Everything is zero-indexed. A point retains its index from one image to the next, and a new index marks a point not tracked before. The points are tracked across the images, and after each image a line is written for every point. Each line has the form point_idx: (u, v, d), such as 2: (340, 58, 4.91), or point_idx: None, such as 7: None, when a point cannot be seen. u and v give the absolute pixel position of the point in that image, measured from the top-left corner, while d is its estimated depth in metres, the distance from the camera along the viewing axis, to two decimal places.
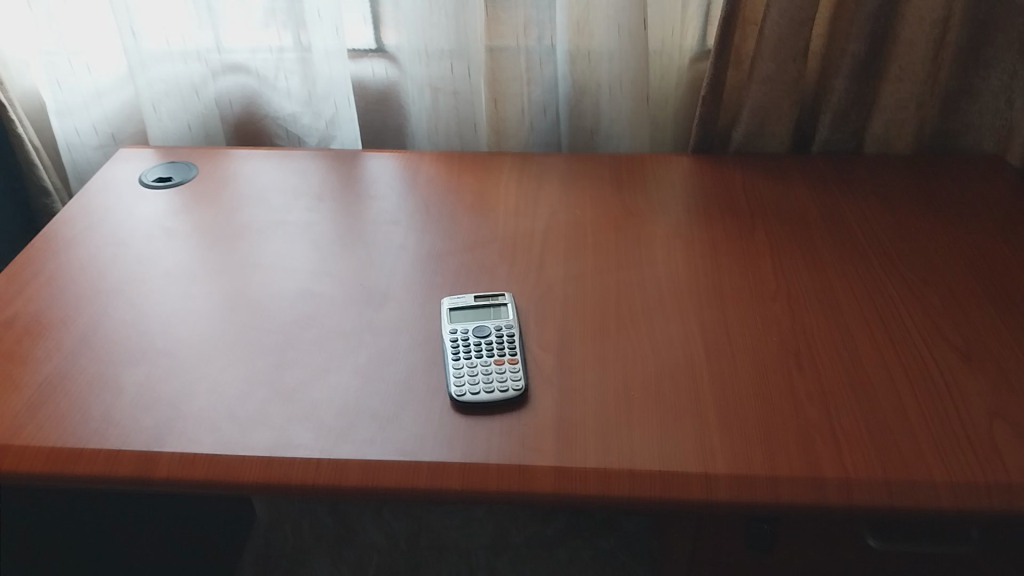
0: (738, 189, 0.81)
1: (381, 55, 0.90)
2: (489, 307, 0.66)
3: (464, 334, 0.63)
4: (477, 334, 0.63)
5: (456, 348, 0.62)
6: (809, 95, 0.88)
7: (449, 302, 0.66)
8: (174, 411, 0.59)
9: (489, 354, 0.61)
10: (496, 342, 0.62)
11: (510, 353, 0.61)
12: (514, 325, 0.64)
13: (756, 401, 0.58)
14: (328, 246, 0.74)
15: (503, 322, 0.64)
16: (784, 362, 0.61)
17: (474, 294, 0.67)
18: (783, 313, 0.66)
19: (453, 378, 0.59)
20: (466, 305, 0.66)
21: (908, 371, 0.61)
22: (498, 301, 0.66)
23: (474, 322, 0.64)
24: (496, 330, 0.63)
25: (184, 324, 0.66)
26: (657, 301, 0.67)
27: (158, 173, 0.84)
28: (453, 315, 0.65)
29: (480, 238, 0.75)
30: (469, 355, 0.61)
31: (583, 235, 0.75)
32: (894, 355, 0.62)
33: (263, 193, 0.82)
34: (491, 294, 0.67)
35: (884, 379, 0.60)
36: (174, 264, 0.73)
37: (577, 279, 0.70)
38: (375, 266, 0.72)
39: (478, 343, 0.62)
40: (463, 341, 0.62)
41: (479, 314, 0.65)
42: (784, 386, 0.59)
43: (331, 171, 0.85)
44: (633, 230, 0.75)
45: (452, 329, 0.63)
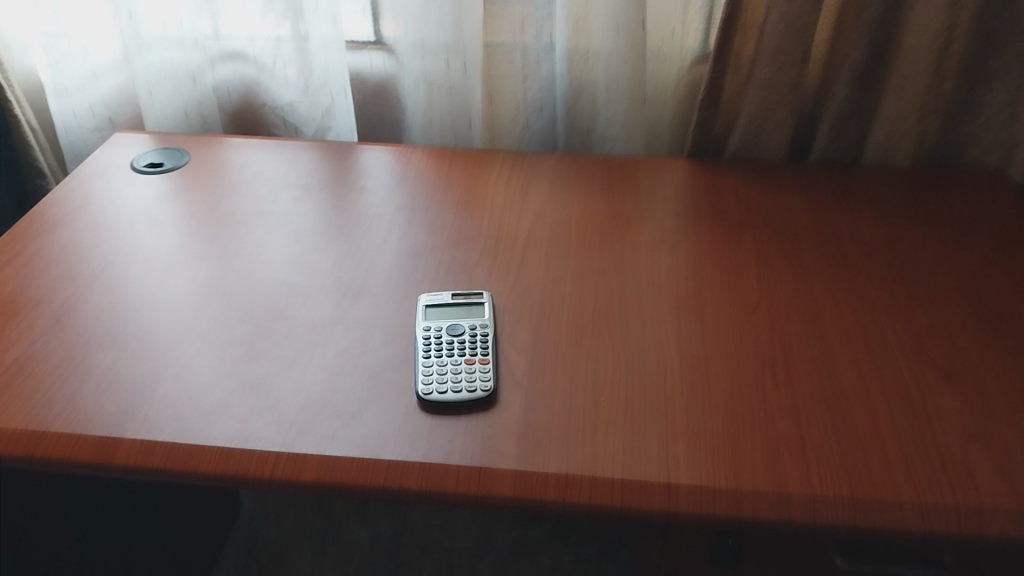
0: (731, 197, 0.79)
1: (380, 47, 0.89)
2: (466, 305, 0.65)
3: (437, 332, 0.62)
4: (451, 332, 0.62)
5: (428, 346, 0.61)
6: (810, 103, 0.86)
7: (426, 299, 0.66)
8: (140, 398, 0.59)
9: (460, 353, 0.60)
10: (469, 341, 0.62)
11: (482, 353, 0.60)
12: (489, 325, 0.63)
13: (726, 412, 0.57)
14: (311, 238, 0.74)
15: (478, 321, 0.63)
16: (759, 373, 0.60)
17: (451, 291, 0.66)
18: (763, 323, 0.64)
19: (422, 376, 0.59)
20: (443, 303, 0.65)
21: (885, 387, 0.59)
22: (475, 299, 0.66)
23: (449, 320, 0.63)
24: (470, 329, 0.62)
25: (160, 311, 0.66)
26: (636, 307, 0.66)
27: (150, 159, 0.85)
28: (428, 313, 0.64)
29: (464, 236, 0.74)
30: (440, 354, 0.60)
31: (568, 237, 0.74)
32: (873, 371, 0.61)
33: (254, 182, 0.82)
34: (470, 291, 0.67)
35: (860, 395, 0.59)
36: (157, 250, 0.73)
37: (558, 281, 0.69)
38: (356, 260, 0.71)
39: (451, 341, 0.61)
40: (436, 339, 0.61)
41: (455, 312, 0.65)
42: (757, 398, 0.58)
43: (322, 161, 0.85)
44: (619, 234, 0.74)
45: (426, 326, 0.63)
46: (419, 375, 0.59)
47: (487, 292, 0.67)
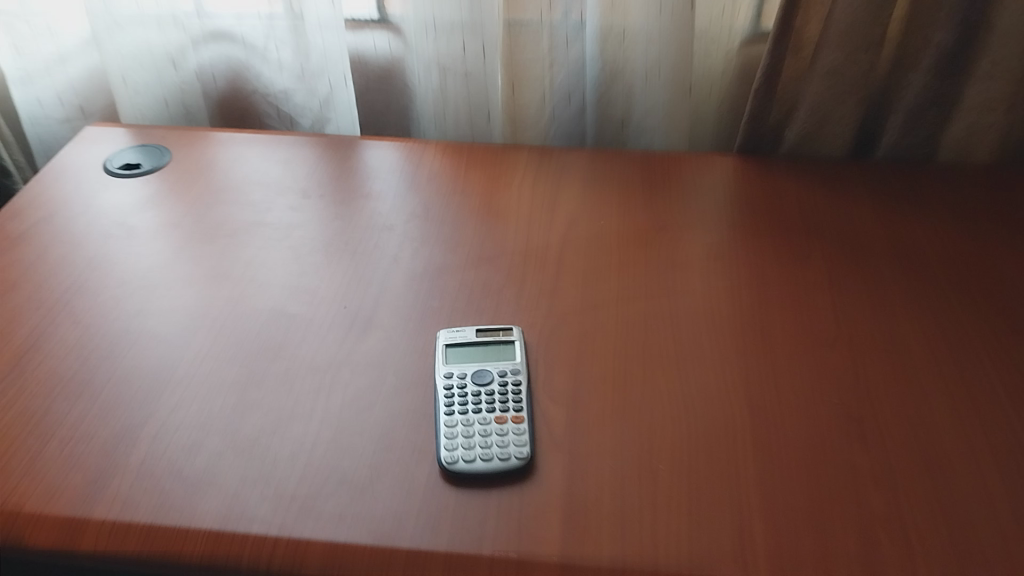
0: (790, 203, 0.69)
1: (385, 26, 0.78)
2: (492, 345, 0.56)
3: (461, 381, 0.52)
4: (477, 383, 0.53)
5: (450, 399, 0.51)
6: (878, 91, 0.75)
7: (446, 336, 0.56)
8: (110, 464, 0.49)
9: (489, 409, 0.51)
10: (499, 393, 0.52)
11: (514, 408, 0.51)
12: (521, 371, 0.53)
13: (810, 479, 0.48)
14: (311, 255, 0.64)
15: (509, 367, 0.54)
16: (844, 427, 0.51)
17: (476, 325, 0.57)
18: (842, 363, 0.55)
19: (444, 439, 0.49)
20: (466, 341, 0.56)
21: (993, 449, 0.50)
22: (504, 337, 0.56)
23: (475, 365, 0.54)
24: (499, 377, 0.53)
25: (134, 348, 0.56)
26: (693, 342, 0.56)
27: (126, 159, 0.74)
28: (449, 355, 0.55)
29: (488, 254, 0.64)
30: (466, 409, 0.51)
31: (607, 251, 0.64)
32: (977, 427, 0.51)
33: (243, 186, 0.71)
34: (497, 325, 0.57)
35: (965, 458, 0.49)
36: (132, 271, 0.62)
37: (599, 308, 0.59)
38: (362, 284, 0.61)
39: (477, 393, 0.52)
40: (459, 390, 0.52)
41: (481, 355, 0.55)
42: (844, 460, 0.49)
43: (322, 161, 0.75)
44: (666, 248, 0.64)
45: (447, 372, 0.53)
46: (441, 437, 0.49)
47: (517, 327, 0.57)
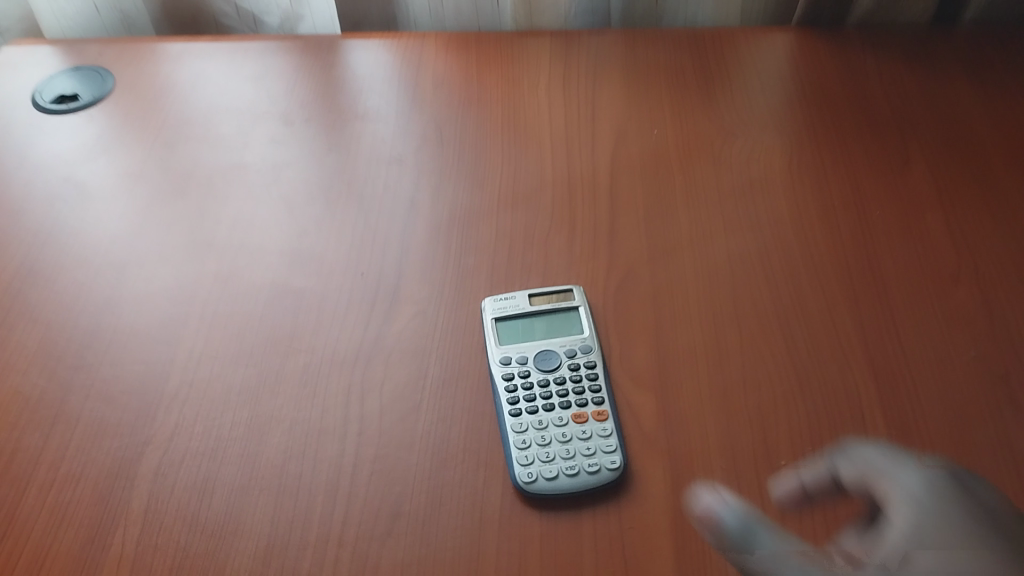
0: (874, 89, 0.58)
1: None
2: (552, 314, 0.46)
3: (523, 370, 0.43)
4: (541, 371, 0.43)
5: (514, 396, 0.42)
6: None
7: (494, 307, 0.46)
8: (107, 518, 0.39)
9: (563, 405, 0.42)
10: (571, 381, 0.43)
11: (593, 401, 0.42)
12: (593, 350, 0.44)
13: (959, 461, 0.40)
14: (309, 207, 0.53)
15: (577, 345, 0.44)
16: (987, 388, 0.42)
17: (527, 291, 0.47)
18: (972, 302, 0.46)
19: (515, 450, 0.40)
20: (519, 312, 0.46)
21: None
22: (564, 303, 0.46)
23: (535, 345, 0.44)
24: (568, 360, 0.44)
25: (112, 352, 0.46)
26: (791, 296, 0.47)
27: (60, 90, 0.61)
28: (500, 333, 0.45)
29: (523, 188, 0.53)
30: (535, 407, 0.42)
31: (668, 174, 0.53)
32: None
33: (210, 118, 0.59)
34: (553, 288, 0.47)
35: None
36: (94, 245, 0.51)
37: (669, 256, 0.49)
38: (377, 241, 0.51)
39: (545, 384, 0.43)
40: (524, 382, 0.43)
41: (539, 329, 0.45)
42: (996, 428, 0.41)
43: (302, 74, 0.62)
44: (737, 166, 0.54)
45: (505, 358, 0.44)
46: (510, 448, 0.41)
47: (578, 287, 0.47)
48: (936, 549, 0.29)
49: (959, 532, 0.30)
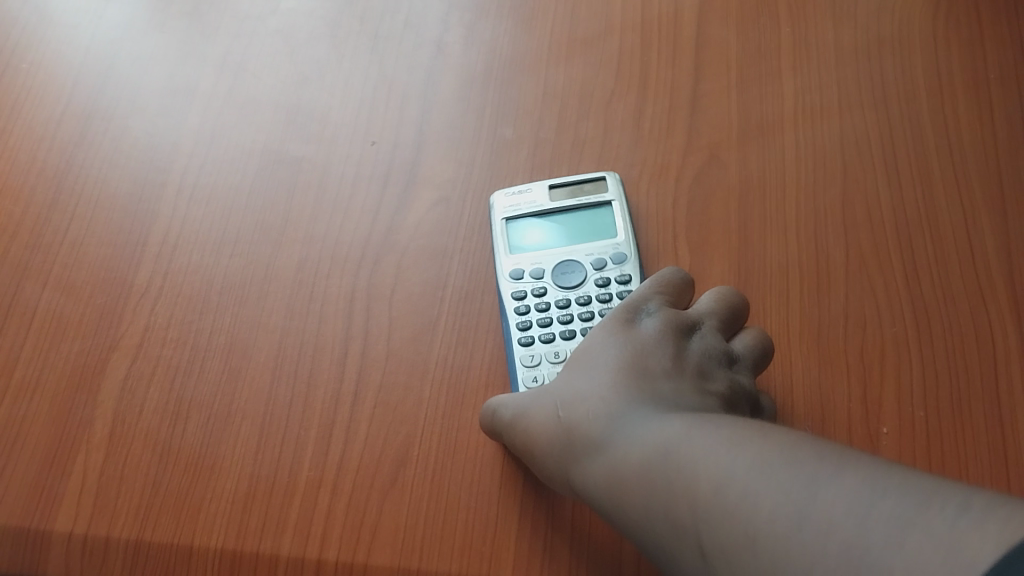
0: None
1: None
2: (579, 211, 0.36)
3: (537, 288, 0.34)
4: (559, 289, 0.34)
5: (525, 319, 0.34)
6: None
7: (506, 201, 0.36)
8: (68, 436, 0.34)
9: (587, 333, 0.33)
10: (597, 303, 0.34)
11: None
12: (627, 261, 0.35)
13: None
14: (314, 46, 0.43)
15: (607, 254, 0.35)
16: None
17: (545, 182, 0.37)
18: None
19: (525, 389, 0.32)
20: (535, 212, 0.36)
21: None
22: (594, 195, 0.36)
23: (555, 255, 0.35)
24: (595, 275, 0.35)
25: (75, 228, 0.38)
26: (920, 193, 0.36)
27: None
28: (508, 239, 0.36)
29: (583, 33, 0.42)
30: (550, 335, 0.33)
31: (771, 24, 0.41)
32: None
33: None
34: (579, 177, 0.37)
35: None
36: (57, 84, 0.42)
37: (764, 139, 0.38)
38: (395, 97, 0.41)
39: (565, 305, 0.34)
40: (539, 302, 0.34)
41: (559, 232, 0.36)
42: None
43: None
44: (865, 15, 0.41)
45: (516, 271, 0.35)
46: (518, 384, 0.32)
47: (612, 175, 0.37)
48: (595, 355, 0.30)
49: (610, 367, 0.29)
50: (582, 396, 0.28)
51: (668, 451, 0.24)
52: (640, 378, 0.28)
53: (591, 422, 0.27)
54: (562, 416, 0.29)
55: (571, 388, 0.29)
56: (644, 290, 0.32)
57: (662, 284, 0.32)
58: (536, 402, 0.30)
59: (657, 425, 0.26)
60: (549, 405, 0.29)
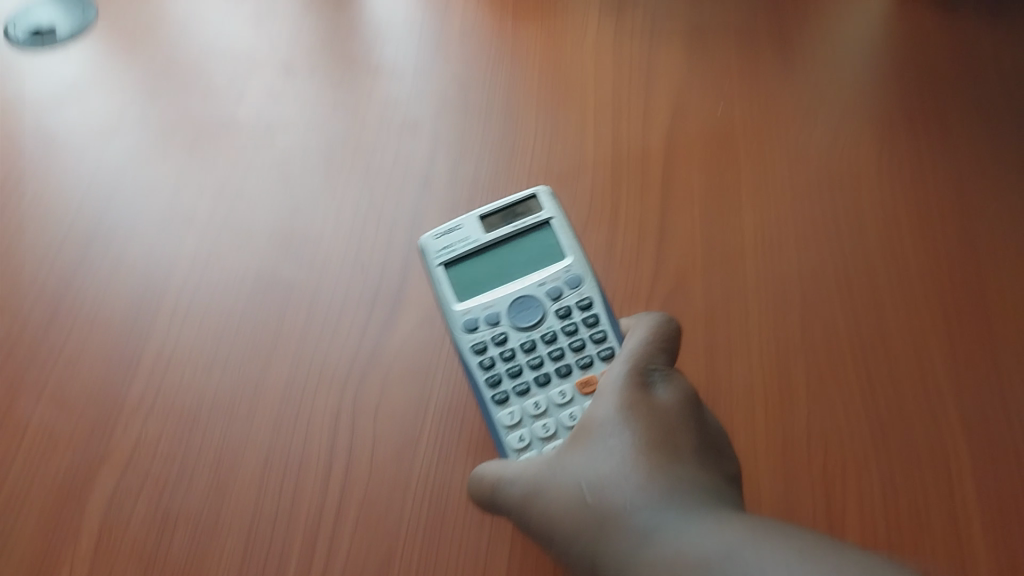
0: (990, 70, 0.48)
1: None
2: (515, 239, 0.40)
3: (498, 331, 0.38)
4: (520, 329, 0.38)
5: (494, 365, 0.37)
6: None
7: (439, 245, 0.40)
8: (52, 550, 0.34)
9: (560, 372, 0.37)
10: (559, 333, 0.38)
11: (596, 356, 0.37)
12: (578, 281, 0.39)
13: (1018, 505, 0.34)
14: (308, 177, 0.46)
15: (562, 279, 0.39)
16: None
17: (475, 214, 0.40)
18: None
19: (512, 448, 0.35)
20: (474, 247, 0.40)
21: None
22: (527, 221, 0.40)
23: (507, 295, 0.39)
24: (552, 306, 0.39)
25: (70, 346, 0.40)
26: (876, 320, 0.39)
27: (35, 22, 0.54)
28: (458, 287, 0.39)
29: (559, 171, 0.45)
30: (520, 376, 0.37)
31: (732, 164, 0.45)
32: None
33: (202, 61, 0.51)
34: (509, 204, 0.41)
35: None
36: (61, 209, 0.45)
37: (728, 269, 0.41)
38: (383, 226, 0.43)
39: (528, 343, 0.38)
40: (502, 347, 0.37)
41: (503, 268, 0.40)
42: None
43: (309, 10, 0.54)
44: (817, 159, 0.45)
45: (472, 318, 0.38)
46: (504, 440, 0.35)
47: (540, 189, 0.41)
48: (616, 427, 0.30)
49: (642, 446, 0.29)
50: (610, 474, 0.29)
51: (729, 549, 0.24)
52: (670, 454, 0.29)
53: (632, 506, 0.27)
54: (588, 499, 0.29)
55: (600, 465, 0.29)
56: (647, 352, 0.34)
57: (663, 353, 0.34)
58: (552, 481, 0.31)
59: (716, 526, 0.25)
60: (582, 484, 0.29)
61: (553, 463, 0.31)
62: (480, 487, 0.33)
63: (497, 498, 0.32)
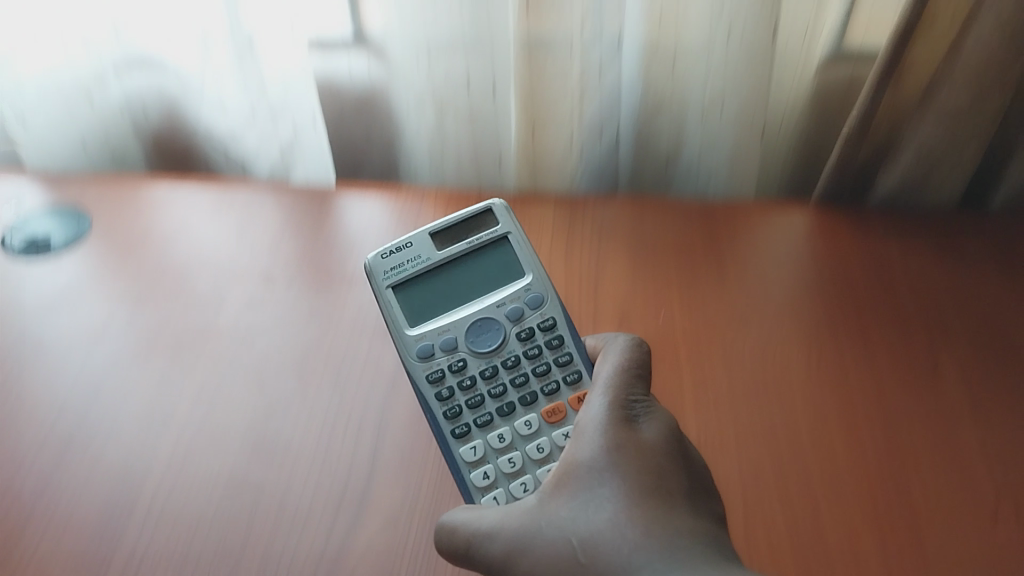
0: (899, 279, 0.54)
1: (362, 49, 0.63)
2: (464, 257, 0.48)
3: (456, 356, 0.45)
4: (481, 346, 0.46)
5: (452, 391, 0.45)
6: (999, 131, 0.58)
7: (393, 265, 0.47)
8: None
9: (516, 395, 0.45)
10: (518, 353, 0.46)
11: (561, 380, 0.45)
12: (535, 300, 0.47)
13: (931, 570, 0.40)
14: (282, 379, 0.49)
15: (523, 298, 0.47)
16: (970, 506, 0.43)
17: (428, 232, 0.48)
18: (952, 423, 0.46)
19: (474, 474, 0.42)
20: (430, 264, 0.47)
21: None
22: (477, 241, 0.48)
23: (465, 318, 0.47)
24: (512, 328, 0.46)
25: (41, 551, 0.41)
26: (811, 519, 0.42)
27: (32, 231, 0.58)
28: (421, 305, 0.47)
29: None
30: (479, 399, 0.44)
31: (674, 369, 0.49)
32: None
33: (188, 269, 0.55)
34: (460, 222, 0.48)
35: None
36: (40, 414, 0.47)
37: None
38: (351, 428, 0.46)
39: (485, 368, 0.45)
40: (462, 372, 0.45)
41: (457, 293, 0.48)
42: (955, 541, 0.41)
43: (289, 223, 0.59)
44: (750, 363, 0.49)
45: (429, 342, 0.46)
46: (468, 478, 0.43)
47: (496, 204, 0.49)
48: (602, 463, 0.38)
49: (627, 502, 0.36)
50: (601, 525, 0.36)
51: None
52: (653, 485, 0.37)
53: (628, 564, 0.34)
54: (581, 558, 0.35)
55: (592, 519, 0.36)
56: (622, 382, 0.41)
57: (625, 389, 0.41)
58: (540, 536, 0.36)
59: None
60: (574, 540, 0.36)
61: (536, 510, 0.38)
62: (455, 536, 0.38)
63: (476, 549, 0.37)
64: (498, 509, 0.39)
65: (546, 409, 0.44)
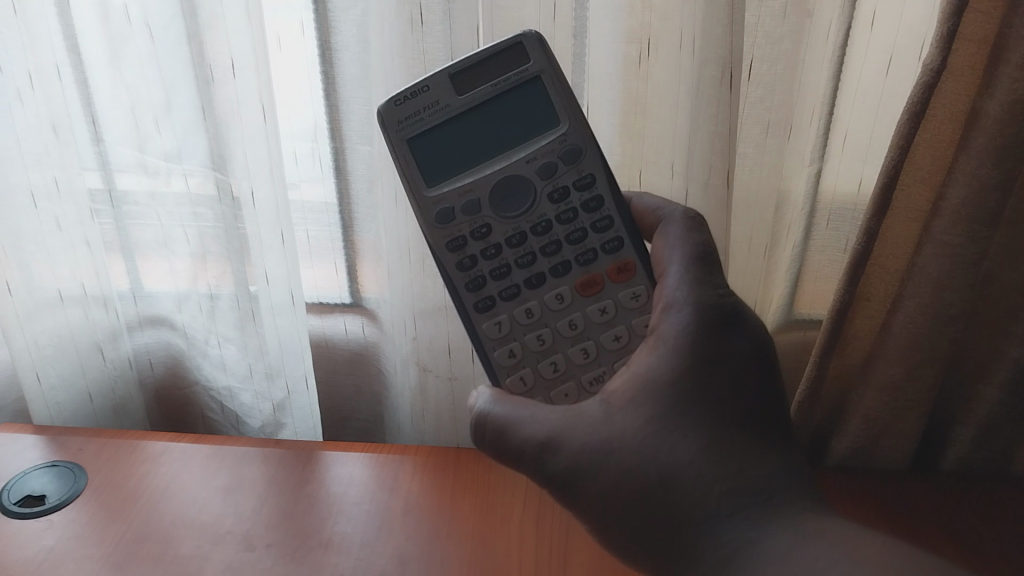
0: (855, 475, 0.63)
1: (357, 310, 0.72)
2: (489, 90, 0.50)
3: (483, 220, 0.51)
4: (510, 208, 0.51)
5: (477, 259, 0.51)
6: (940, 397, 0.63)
7: (411, 120, 0.50)
8: None
9: (544, 264, 0.51)
10: (551, 215, 0.51)
11: (597, 249, 0.51)
12: (569, 149, 0.51)
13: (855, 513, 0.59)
14: None
15: (557, 151, 0.51)
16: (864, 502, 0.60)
17: (447, 74, 0.50)
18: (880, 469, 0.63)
19: (499, 351, 0.51)
20: (452, 109, 0.50)
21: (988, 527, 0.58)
22: (502, 76, 0.50)
23: (493, 172, 0.51)
24: (543, 188, 0.51)
25: None
26: None
27: (29, 488, 0.61)
28: (443, 160, 0.51)
29: None
30: (505, 270, 0.51)
31: None
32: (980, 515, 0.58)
33: (175, 529, 0.58)
34: (485, 57, 0.50)
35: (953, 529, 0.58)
36: None
37: None
38: None
39: (512, 229, 0.51)
40: (490, 234, 0.51)
41: (479, 126, 0.51)
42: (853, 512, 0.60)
43: (276, 480, 0.62)
44: None
45: (455, 208, 0.50)
46: (491, 352, 0.51)
47: (528, 36, 0.49)
48: (665, 360, 0.45)
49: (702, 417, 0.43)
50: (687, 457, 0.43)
51: None
52: (725, 378, 0.44)
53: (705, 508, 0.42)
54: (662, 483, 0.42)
55: (675, 445, 0.43)
56: (702, 275, 0.47)
57: (693, 284, 0.47)
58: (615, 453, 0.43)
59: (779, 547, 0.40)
60: (653, 475, 0.42)
61: (603, 422, 0.44)
62: (523, 443, 0.45)
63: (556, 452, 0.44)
64: (557, 412, 0.46)
65: (582, 283, 0.51)
